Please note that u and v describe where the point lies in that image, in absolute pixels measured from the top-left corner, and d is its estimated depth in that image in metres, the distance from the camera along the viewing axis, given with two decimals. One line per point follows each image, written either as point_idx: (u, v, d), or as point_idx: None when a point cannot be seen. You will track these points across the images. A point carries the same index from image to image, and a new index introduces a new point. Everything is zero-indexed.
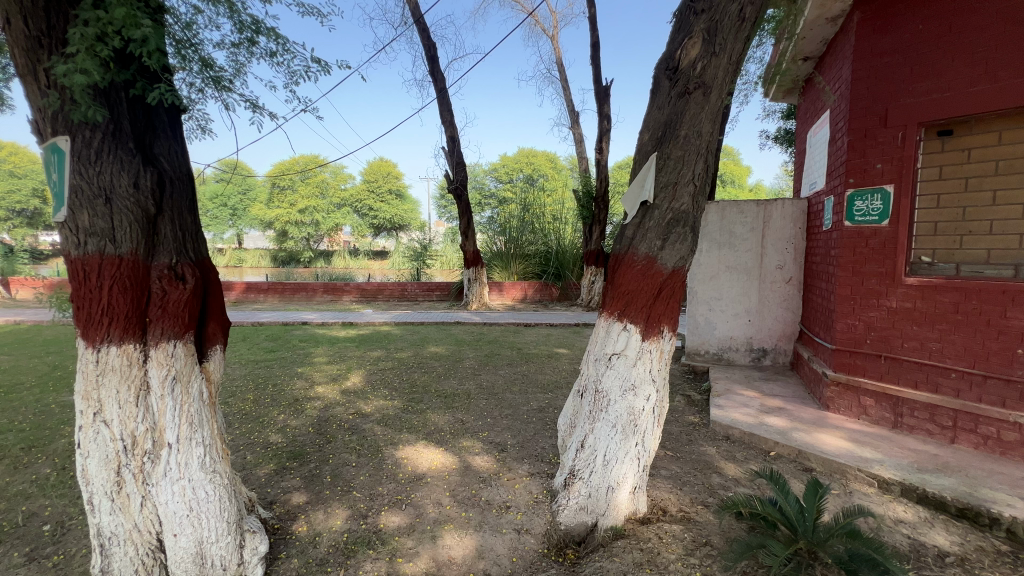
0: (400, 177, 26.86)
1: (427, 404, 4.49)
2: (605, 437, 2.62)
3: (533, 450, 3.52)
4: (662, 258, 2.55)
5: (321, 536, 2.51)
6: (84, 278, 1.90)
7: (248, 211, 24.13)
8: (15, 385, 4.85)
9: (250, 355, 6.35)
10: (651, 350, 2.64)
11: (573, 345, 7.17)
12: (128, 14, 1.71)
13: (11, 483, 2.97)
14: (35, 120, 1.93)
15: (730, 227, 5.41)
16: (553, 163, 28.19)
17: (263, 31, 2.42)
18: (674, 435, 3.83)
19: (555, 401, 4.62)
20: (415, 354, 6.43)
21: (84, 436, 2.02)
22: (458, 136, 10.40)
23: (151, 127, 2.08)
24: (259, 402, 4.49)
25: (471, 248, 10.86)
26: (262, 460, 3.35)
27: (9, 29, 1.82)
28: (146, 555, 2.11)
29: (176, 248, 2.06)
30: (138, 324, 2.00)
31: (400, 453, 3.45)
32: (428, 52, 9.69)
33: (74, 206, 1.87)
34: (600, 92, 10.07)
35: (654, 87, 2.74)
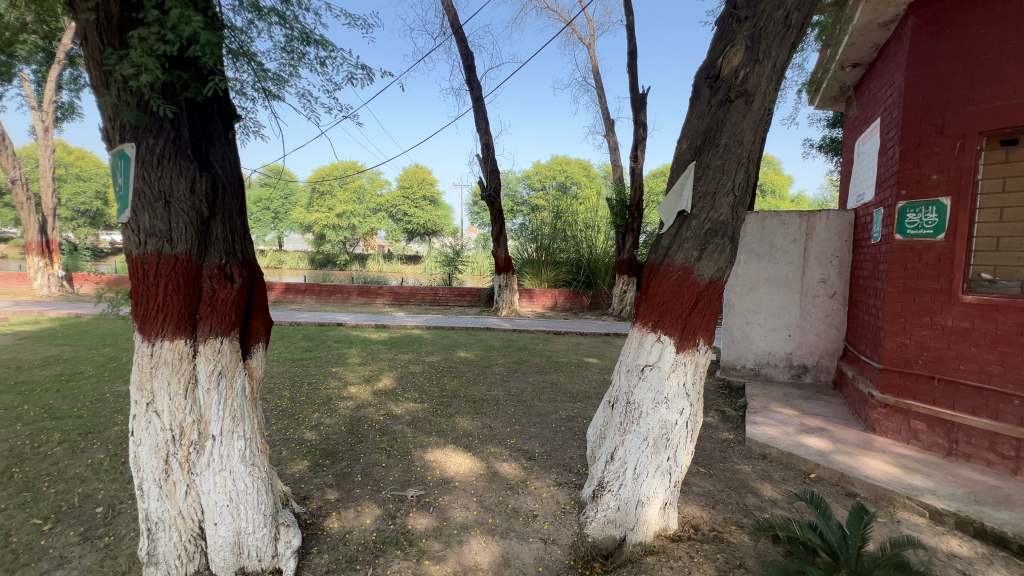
0: (435, 184, 27.40)
1: (455, 409, 4.53)
2: (636, 450, 2.58)
3: (561, 459, 3.49)
4: (698, 269, 2.51)
5: (351, 534, 2.56)
6: (143, 275, 2.02)
7: (289, 214, 25.06)
8: (75, 374, 5.18)
9: (288, 353, 6.56)
10: (686, 362, 2.58)
11: (603, 355, 7.09)
12: (186, 16, 1.81)
13: (69, 466, 3.17)
14: (105, 128, 2.08)
15: (771, 238, 5.25)
16: (586, 170, 28.09)
17: (311, 42, 2.56)
18: (708, 451, 3.71)
19: (584, 411, 4.56)
20: (445, 359, 6.51)
21: (136, 425, 2.14)
22: (492, 144, 10.50)
23: (208, 135, 2.19)
24: (294, 400, 4.63)
25: (502, 255, 10.91)
26: (297, 455, 3.46)
27: (86, 46, 1.98)
28: (188, 541, 2.20)
29: (226, 249, 2.16)
30: (189, 320, 2.10)
31: (429, 455, 3.49)
32: (465, 62, 9.86)
33: (137, 208, 2.00)
34: (636, 100, 9.98)
35: (693, 94, 2.71)
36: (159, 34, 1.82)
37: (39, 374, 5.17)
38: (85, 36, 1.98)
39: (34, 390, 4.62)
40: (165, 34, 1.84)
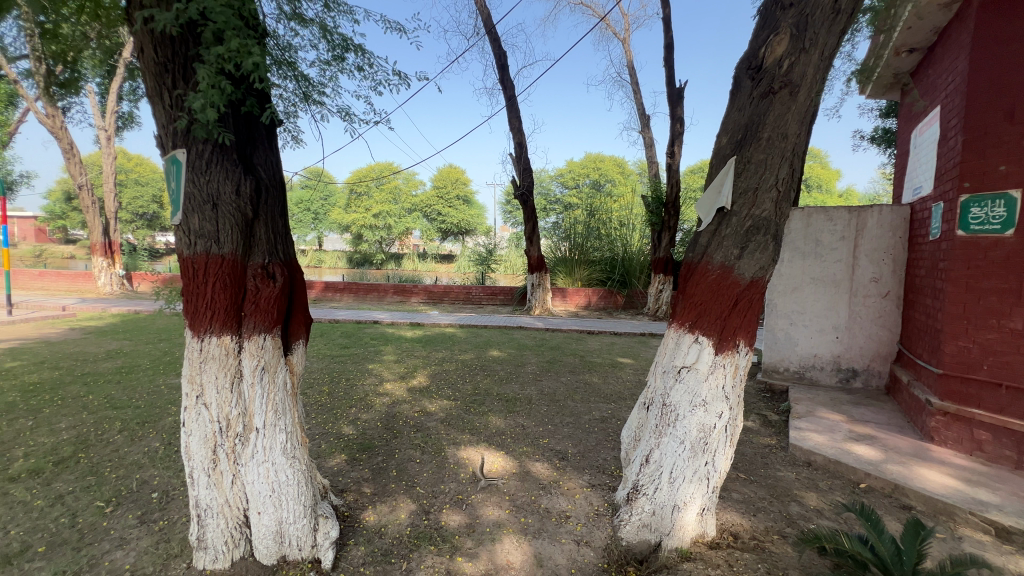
0: (468, 184, 27.67)
1: (488, 407, 4.55)
2: (672, 453, 2.51)
3: (594, 460, 3.45)
4: (739, 268, 2.42)
5: (387, 528, 2.61)
6: (193, 274, 2.13)
7: (328, 215, 25.89)
8: (134, 367, 5.52)
9: (327, 349, 6.78)
10: (725, 364, 2.50)
11: (637, 356, 6.96)
12: (245, 45, 1.91)
13: (129, 453, 3.38)
14: (160, 136, 2.19)
15: (817, 235, 5.02)
16: (621, 168, 27.68)
17: (351, 48, 2.61)
18: (748, 456, 3.58)
19: (619, 412, 4.48)
20: (478, 357, 6.56)
21: (187, 416, 2.25)
22: (526, 142, 10.50)
23: (252, 140, 2.28)
24: (333, 395, 4.77)
25: (535, 254, 10.88)
26: (335, 449, 3.57)
27: (143, 58, 2.09)
28: (235, 528, 2.30)
29: (268, 250, 2.25)
30: (235, 318, 2.19)
31: (462, 453, 3.53)
32: (498, 61, 9.89)
33: (187, 210, 2.10)
34: (674, 94, 9.72)
35: (734, 87, 2.63)
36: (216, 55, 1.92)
37: (102, 366, 5.55)
38: (143, 50, 2.08)
39: (98, 381, 4.96)
40: (222, 56, 1.94)
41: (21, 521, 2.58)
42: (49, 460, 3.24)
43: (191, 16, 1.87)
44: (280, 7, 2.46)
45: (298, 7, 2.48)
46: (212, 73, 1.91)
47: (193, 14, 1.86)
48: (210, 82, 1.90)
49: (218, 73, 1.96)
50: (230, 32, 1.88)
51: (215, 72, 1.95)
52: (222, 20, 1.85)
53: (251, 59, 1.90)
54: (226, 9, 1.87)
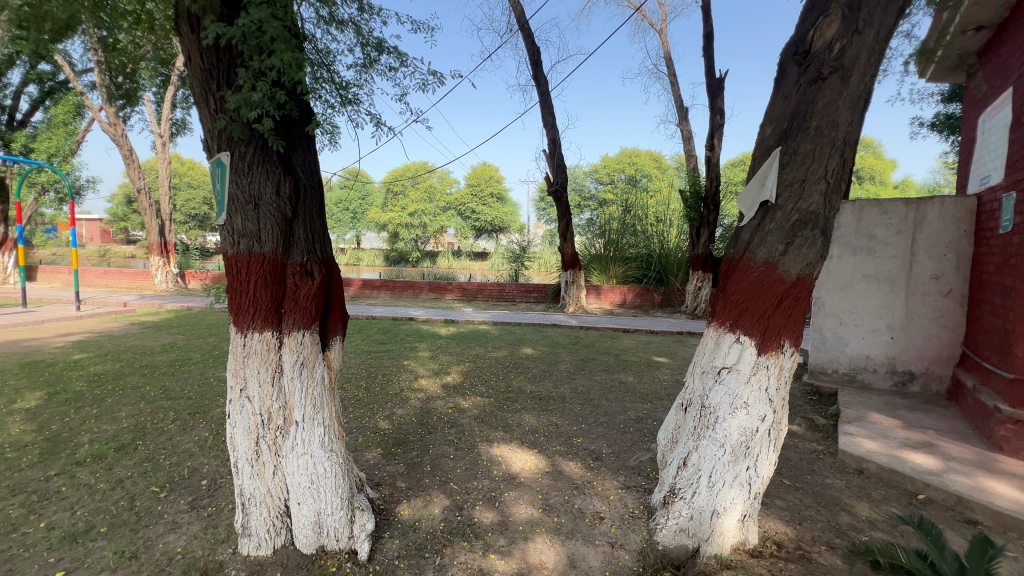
0: (502, 181, 27.76)
1: (521, 404, 4.55)
2: (711, 456, 2.43)
3: (629, 461, 3.38)
4: (784, 264, 2.30)
5: (421, 522, 2.64)
6: (237, 273, 2.21)
7: (366, 214, 26.58)
8: (186, 360, 5.84)
9: (365, 345, 6.96)
10: (769, 365, 2.38)
11: (674, 355, 6.78)
12: (294, 57, 1.98)
13: (181, 441, 3.58)
14: (206, 140, 2.28)
15: (870, 229, 4.73)
16: (658, 162, 27.06)
17: (385, 49, 2.65)
18: (792, 462, 3.41)
19: (655, 413, 4.37)
20: (511, 354, 6.56)
21: (232, 409, 2.34)
22: (559, 139, 10.40)
23: (292, 141, 2.34)
24: (370, 390, 4.87)
25: (569, 250, 10.78)
26: (371, 443, 3.65)
27: (191, 66, 2.19)
28: (277, 517, 2.38)
29: (307, 248, 2.31)
30: (276, 314, 2.27)
31: (495, 450, 3.54)
32: (532, 57, 9.83)
33: (231, 210, 2.18)
34: (713, 84, 9.39)
35: (778, 75, 2.52)
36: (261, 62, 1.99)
37: (158, 359, 5.89)
38: (192, 57, 2.18)
39: (154, 373, 5.28)
40: (271, 66, 2.01)
41: (86, 502, 2.77)
42: (111, 446, 3.46)
43: (243, 29, 1.94)
44: (316, 11, 2.52)
45: (333, 10, 2.53)
46: (265, 84, 2.00)
47: (245, 27, 1.94)
48: (262, 92, 1.99)
49: (268, 82, 2.04)
50: (280, 44, 1.96)
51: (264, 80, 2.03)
52: (273, 32, 1.92)
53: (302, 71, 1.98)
54: (276, 21, 1.94)
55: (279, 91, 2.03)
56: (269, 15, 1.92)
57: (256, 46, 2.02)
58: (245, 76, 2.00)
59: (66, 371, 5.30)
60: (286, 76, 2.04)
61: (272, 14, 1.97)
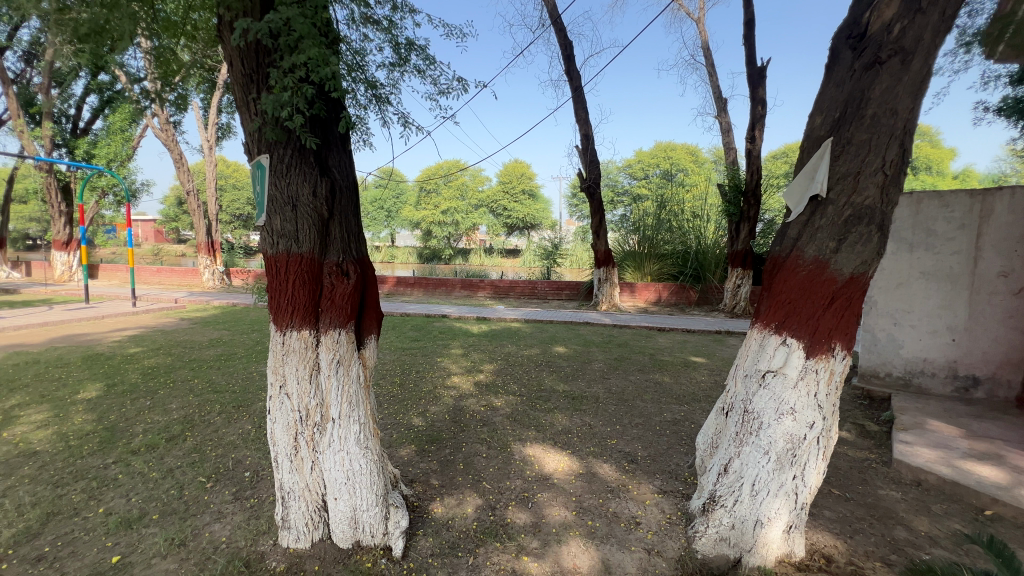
0: (534, 178, 27.72)
1: (554, 404, 4.51)
2: (754, 463, 2.32)
3: (666, 465, 3.29)
4: (836, 262, 2.16)
5: (454, 521, 2.65)
6: (277, 272, 2.26)
7: (400, 212, 27.08)
8: (232, 354, 6.10)
9: (399, 342, 7.08)
10: (818, 370, 2.25)
11: (712, 355, 6.56)
12: (322, 53, 1.99)
13: (226, 433, 3.73)
14: (247, 143, 2.34)
15: (929, 223, 4.42)
16: (694, 156, 26.32)
17: (416, 49, 2.63)
18: (841, 470, 3.23)
19: (693, 416, 4.23)
20: (543, 352, 6.53)
21: (272, 405, 2.41)
22: (592, 134, 10.24)
23: (327, 142, 2.37)
24: (404, 387, 4.94)
25: (602, 248, 10.64)
26: (405, 440, 3.69)
27: (232, 72, 2.25)
28: (314, 512, 2.43)
29: (342, 248, 2.34)
30: (313, 314, 2.31)
31: (528, 450, 3.51)
32: (564, 51, 9.71)
33: (270, 212, 2.23)
34: (754, 74, 9.01)
35: (831, 60, 2.38)
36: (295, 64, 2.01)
37: (206, 353, 6.17)
38: (232, 63, 2.24)
39: (202, 367, 5.52)
40: (300, 63, 2.03)
41: (140, 490, 2.92)
42: (162, 437, 3.64)
43: (274, 26, 1.96)
44: (351, 12, 2.54)
45: (367, 11, 2.55)
46: (293, 81, 2.01)
47: (274, 23, 1.96)
48: (290, 88, 1.99)
49: (297, 80, 2.06)
50: (308, 42, 1.97)
51: (294, 78, 2.04)
52: (301, 29, 1.93)
53: (328, 68, 1.97)
54: (304, 19, 1.96)
55: (308, 88, 2.04)
56: (297, 13, 1.94)
57: (287, 45, 2.04)
58: (275, 74, 2.03)
59: (123, 363, 5.63)
60: (314, 73, 2.05)
61: (302, 12, 1.99)
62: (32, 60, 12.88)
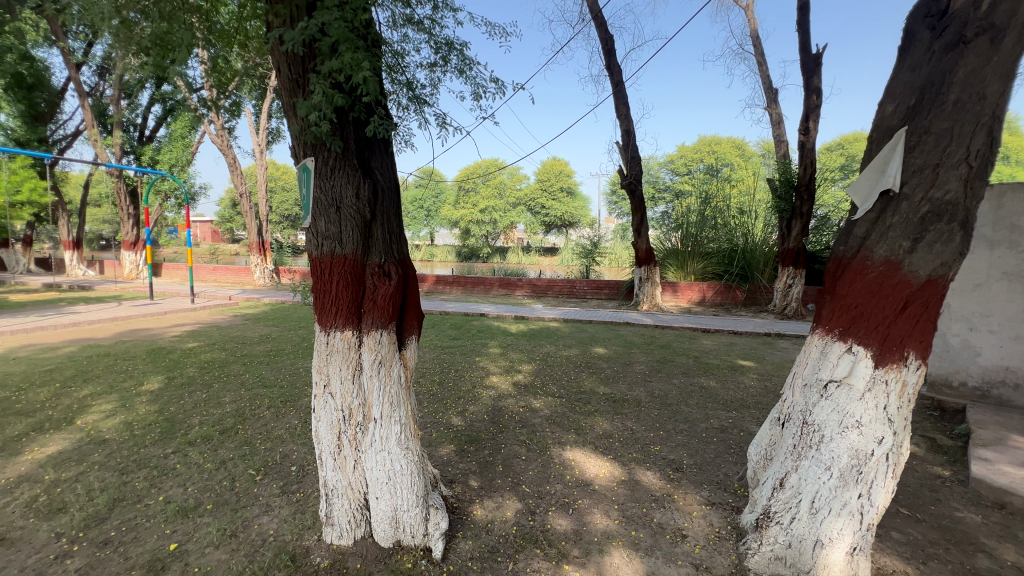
0: (572, 176, 27.48)
1: (594, 406, 4.41)
2: (813, 478, 2.17)
3: (713, 475, 3.13)
4: (910, 263, 1.98)
5: (494, 524, 2.63)
6: (321, 273, 2.30)
7: (440, 212, 27.58)
8: (280, 350, 6.35)
9: (438, 340, 7.16)
10: (889, 381, 2.06)
11: (762, 358, 6.25)
12: (357, 56, 1.99)
13: (275, 427, 3.87)
14: (295, 147, 2.39)
15: (1012, 219, 4.02)
16: (740, 150, 25.29)
17: (456, 48, 2.59)
18: (910, 488, 2.97)
19: (742, 423, 4.02)
20: (583, 353, 6.42)
21: (317, 404, 2.45)
22: (634, 129, 9.99)
23: (370, 145, 2.37)
24: (443, 386, 4.98)
25: (643, 246, 10.37)
26: (444, 439, 3.70)
27: (280, 77, 2.29)
28: (357, 509, 2.46)
29: (384, 249, 2.35)
30: (356, 314, 2.34)
31: (568, 454, 3.44)
32: (605, 46, 9.50)
33: (316, 214, 2.27)
34: (809, 62, 8.50)
35: (905, 43, 2.19)
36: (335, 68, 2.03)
37: (257, 349, 6.45)
38: (280, 69, 2.28)
39: (253, 362, 5.78)
40: (339, 68, 2.04)
41: (195, 480, 3.06)
42: (216, 429, 3.81)
43: (312, 31, 1.99)
44: (392, 13, 2.53)
45: (408, 12, 2.54)
46: (327, 85, 2.02)
47: (313, 29, 1.99)
48: (321, 93, 2.01)
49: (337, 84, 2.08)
50: (345, 46, 1.98)
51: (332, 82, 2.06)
52: (338, 33, 1.95)
53: (360, 71, 1.97)
54: (342, 23, 1.98)
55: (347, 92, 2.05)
56: (335, 17, 1.96)
57: (326, 49, 2.06)
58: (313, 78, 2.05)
59: (183, 357, 5.97)
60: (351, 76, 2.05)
61: (341, 17, 2.01)
62: (104, 73, 13.89)
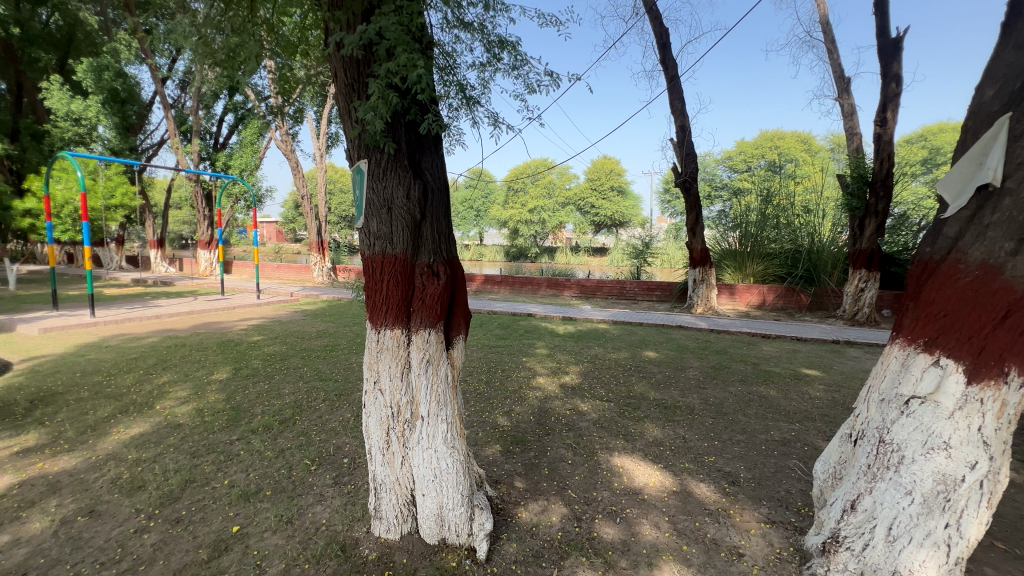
0: (624, 174, 26.90)
1: (644, 412, 4.27)
2: (891, 502, 1.96)
3: (774, 491, 2.93)
4: (1012, 267, 1.74)
5: (539, 528, 2.59)
6: (373, 272, 2.35)
7: (489, 212, 27.94)
8: (336, 345, 6.63)
9: (486, 339, 7.22)
10: (984, 400, 1.83)
11: (829, 368, 5.81)
12: (411, 57, 2.01)
13: (329, 420, 4.03)
14: (350, 149, 2.46)
15: None
16: (806, 144, 23.73)
17: (507, 47, 2.57)
18: (1006, 520, 2.64)
19: (806, 437, 3.75)
20: (633, 356, 6.24)
21: (367, 399, 2.52)
22: (689, 125, 9.61)
23: (421, 146, 2.40)
24: (490, 385, 5.00)
25: (698, 246, 9.97)
26: (490, 439, 3.70)
27: (337, 82, 2.37)
28: (403, 505, 2.50)
29: (433, 250, 2.37)
30: (405, 313, 2.38)
31: (616, 461, 3.34)
32: (659, 40, 9.21)
33: (368, 215, 2.33)
34: (888, 47, 7.82)
35: (1010, 19, 1.95)
36: (390, 71, 2.06)
37: (315, 343, 6.78)
38: (337, 74, 2.36)
39: (311, 356, 6.07)
40: (394, 70, 2.08)
41: (256, 466, 3.24)
42: (277, 419, 4.03)
43: (369, 36, 2.04)
44: (445, 16, 2.55)
45: (460, 14, 2.55)
46: (383, 86, 2.06)
47: (370, 34, 2.03)
48: (378, 94, 2.05)
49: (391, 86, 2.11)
50: (400, 48, 2.01)
51: (387, 85, 2.09)
52: (393, 36, 1.99)
53: (415, 72, 1.99)
54: (398, 27, 2.01)
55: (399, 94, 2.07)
56: (391, 21, 2.00)
57: (383, 53, 2.11)
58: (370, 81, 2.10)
59: (248, 350, 6.37)
60: (406, 78, 2.08)
61: (397, 20, 2.05)
62: (185, 86, 15.10)
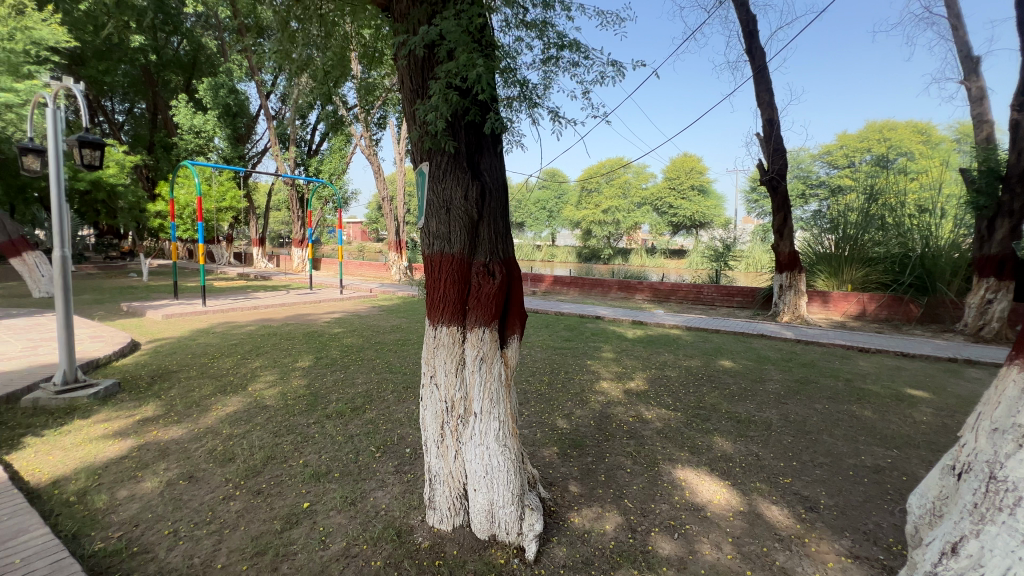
0: (705, 172, 25.50)
1: (714, 425, 4.01)
2: (1002, 550, 1.63)
3: (860, 523, 2.63)
4: None
5: (591, 535, 2.53)
6: (432, 270, 2.44)
7: (563, 213, 27.85)
8: (407, 340, 6.96)
9: (551, 340, 7.19)
10: None
11: (940, 389, 5.08)
12: (470, 57, 2.07)
13: (396, 410, 4.23)
14: (413, 151, 2.56)
15: None
16: (924, 136, 20.95)
17: (567, 45, 2.55)
18: None
19: (906, 466, 3.31)
20: (706, 365, 5.89)
21: (424, 393, 2.61)
22: (778, 117, 8.89)
23: (480, 146, 2.44)
24: (552, 386, 4.98)
25: (785, 249, 9.18)
26: (548, 440, 3.68)
27: (403, 87, 2.48)
28: (455, 498, 2.56)
29: (490, 249, 2.41)
30: (461, 311, 2.44)
31: (679, 473, 3.17)
32: (746, 27, 8.61)
33: (428, 215, 2.42)
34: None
35: None
36: (450, 73, 2.13)
37: (388, 337, 7.16)
38: (403, 79, 2.47)
39: (384, 349, 6.42)
40: (454, 71, 2.14)
41: (328, 449, 3.50)
42: (349, 406, 4.31)
43: (431, 38, 2.12)
44: (506, 17, 2.59)
45: (522, 14, 2.57)
46: (443, 86, 2.12)
47: (432, 36, 2.11)
48: (439, 94, 2.12)
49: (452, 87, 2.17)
50: (459, 49, 2.07)
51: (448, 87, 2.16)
52: (453, 38, 2.05)
53: (474, 70, 2.04)
54: (458, 28, 2.07)
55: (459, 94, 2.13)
56: (453, 23, 2.06)
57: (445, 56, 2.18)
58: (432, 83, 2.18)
59: (329, 341, 6.88)
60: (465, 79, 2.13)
61: (458, 23, 2.11)
62: (286, 99, 16.64)
